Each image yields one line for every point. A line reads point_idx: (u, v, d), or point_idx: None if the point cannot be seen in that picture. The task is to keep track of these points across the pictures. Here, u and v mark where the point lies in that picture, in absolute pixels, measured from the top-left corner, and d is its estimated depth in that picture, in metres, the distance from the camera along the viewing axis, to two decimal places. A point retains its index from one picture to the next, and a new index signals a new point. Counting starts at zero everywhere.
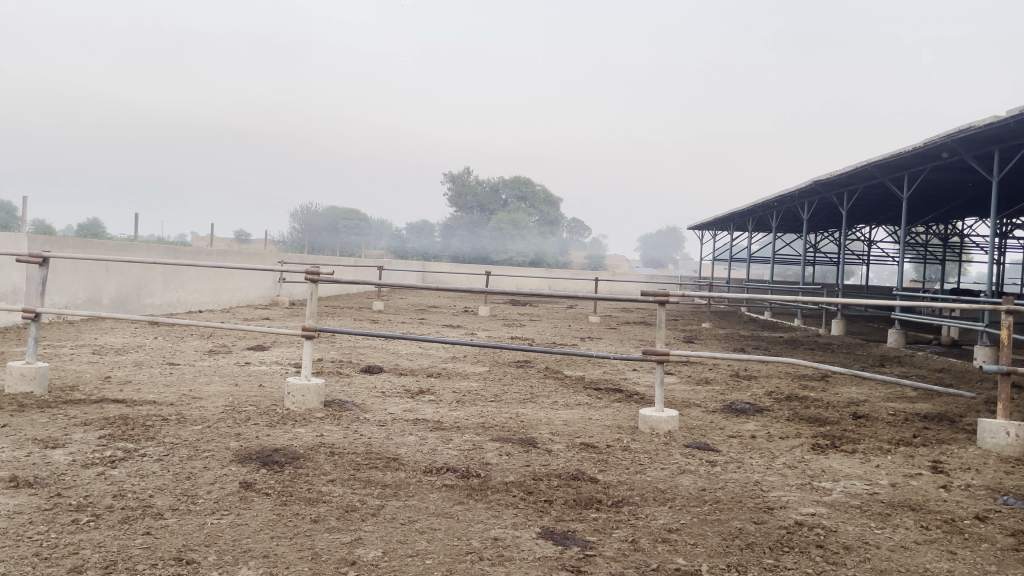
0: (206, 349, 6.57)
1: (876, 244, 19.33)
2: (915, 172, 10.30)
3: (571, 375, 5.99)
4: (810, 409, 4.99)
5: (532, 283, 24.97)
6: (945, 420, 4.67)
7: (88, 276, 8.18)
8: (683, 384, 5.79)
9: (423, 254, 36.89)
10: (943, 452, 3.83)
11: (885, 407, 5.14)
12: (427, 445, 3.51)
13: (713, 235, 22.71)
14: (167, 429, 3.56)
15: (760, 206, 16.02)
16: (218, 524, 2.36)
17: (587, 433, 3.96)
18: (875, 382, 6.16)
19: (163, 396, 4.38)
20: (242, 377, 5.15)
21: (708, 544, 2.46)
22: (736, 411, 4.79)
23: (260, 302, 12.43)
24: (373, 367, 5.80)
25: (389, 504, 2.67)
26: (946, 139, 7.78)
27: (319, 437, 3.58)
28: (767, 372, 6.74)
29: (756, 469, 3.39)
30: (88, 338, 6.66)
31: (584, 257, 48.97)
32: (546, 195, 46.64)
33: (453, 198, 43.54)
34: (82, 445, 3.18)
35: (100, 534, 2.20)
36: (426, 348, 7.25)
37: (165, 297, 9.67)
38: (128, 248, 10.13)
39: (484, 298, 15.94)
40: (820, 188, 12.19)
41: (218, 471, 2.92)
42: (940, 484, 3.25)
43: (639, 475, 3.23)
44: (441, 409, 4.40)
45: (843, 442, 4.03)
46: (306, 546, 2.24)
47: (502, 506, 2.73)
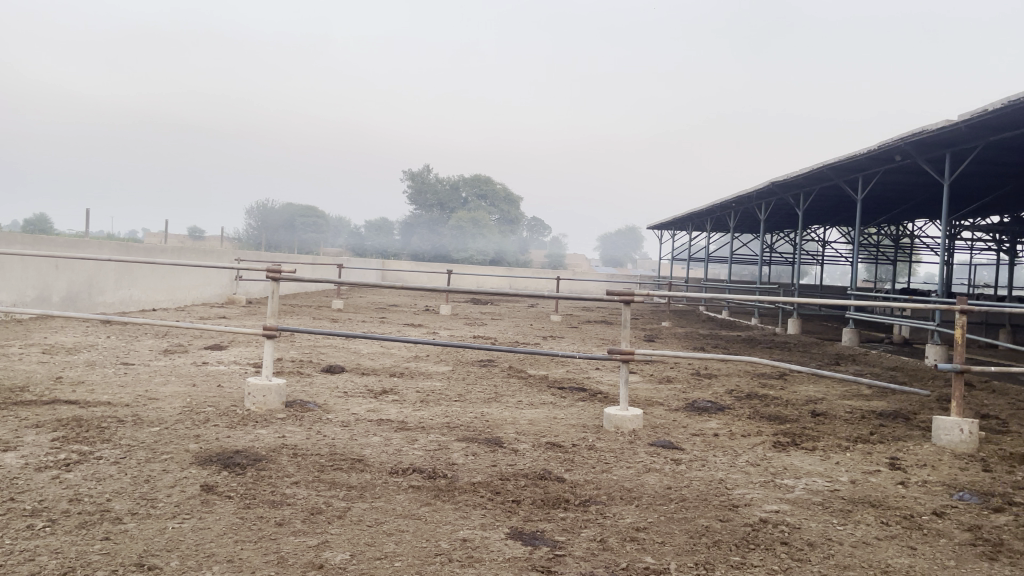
0: (161, 348, 6.43)
1: (830, 245, 19.71)
2: (869, 175, 10.52)
3: (535, 374, 5.99)
4: (770, 407, 5.06)
5: (493, 282, 24.96)
6: (901, 417, 4.78)
7: (37, 273, 7.94)
8: (645, 383, 5.84)
9: (382, 253, 36.63)
10: (900, 449, 3.92)
11: (842, 405, 5.24)
12: (392, 446, 3.47)
13: (672, 235, 22.94)
14: (123, 430, 3.47)
15: (718, 206, 16.21)
16: (180, 528, 2.30)
17: (552, 433, 3.96)
18: (832, 380, 6.28)
19: (118, 397, 4.27)
20: (200, 377, 5.05)
21: (675, 543, 2.47)
22: (698, 409, 4.84)
23: (216, 300, 12.21)
24: (335, 367, 5.73)
25: (355, 506, 2.64)
26: (900, 142, 7.95)
27: (281, 438, 3.52)
28: (727, 371, 6.82)
29: (720, 467, 3.43)
30: (38, 338, 6.47)
31: (543, 256, 49.14)
32: (506, 194, 46.67)
33: (413, 196, 43.31)
34: (35, 447, 3.09)
35: (56, 540, 2.13)
36: (388, 348, 7.19)
37: (117, 295, 9.44)
38: (79, 245, 9.86)
39: (445, 297, 15.89)
40: (778, 189, 12.38)
41: (178, 474, 2.85)
42: (898, 481, 3.32)
43: (605, 473, 3.24)
44: (405, 409, 4.36)
45: (803, 439, 4.09)
46: (271, 550, 2.19)
47: (470, 507, 2.72)
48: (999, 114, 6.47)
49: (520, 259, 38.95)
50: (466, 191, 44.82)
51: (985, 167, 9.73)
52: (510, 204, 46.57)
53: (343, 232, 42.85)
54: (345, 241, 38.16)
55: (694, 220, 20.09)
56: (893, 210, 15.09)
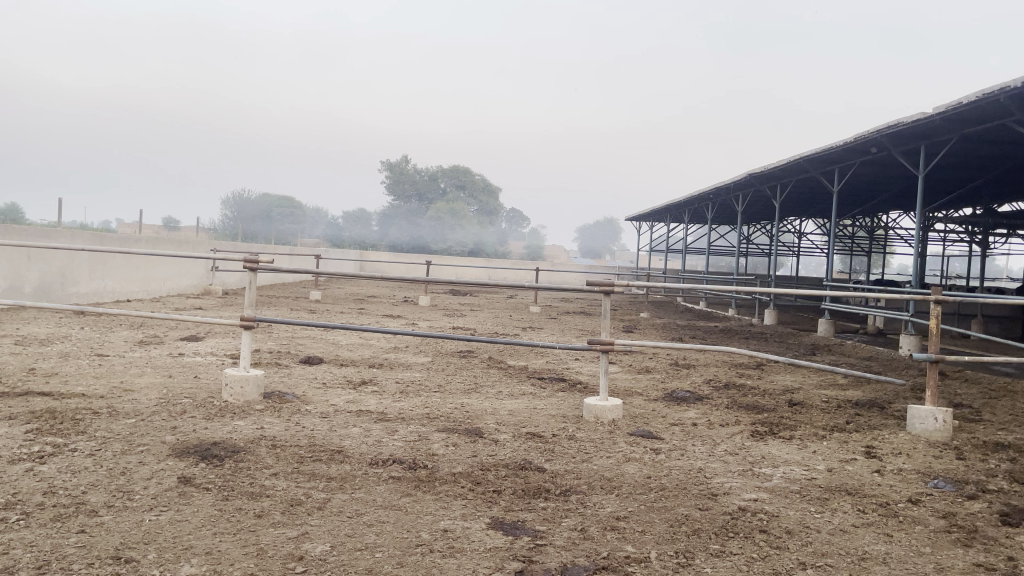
0: (136, 339, 6.35)
1: (806, 236, 19.89)
2: (844, 167, 10.61)
3: (514, 365, 5.99)
4: (748, 397, 5.11)
5: (472, 273, 24.93)
6: (876, 406, 4.84)
7: (8, 263, 7.81)
8: (624, 373, 5.86)
9: (360, 243, 36.45)
10: (875, 437, 3.97)
11: (818, 395, 5.29)
12: (372, 437, 3.46)
13: (650, 226, 23.02)
14: (98, 423, 3.42)
15: (697, 198, 16.28)
16: (157, 521, 2.28)
17: (533, 423, 3.97)
18: (808, 370, 6.34)
19: (92, 388, 4.22)
20: (176, 369, 5.00)
21: (655, 531, 2.49)
22: (677, 399, 4.87)
23: (192, 291, 12.09)
24: (314, 358, 5.69)
25: (335, 497, 2.62)
26: (876, 134, 8.03)
27: (259, 429, 3.49)
28: (705, 361, 6.86)
29: (699, 456, 3.45)
30: (9, 329, 6.36)
31: (522, 247, 49.13)
32: (485, 184, 46.58)
33: (391, 186, 43.10)
34: (7, 440, 3.04)
35: (30, 533, 2.10)
36: (367, 339, 7.16)
37: (91, 286, 9.32)
38: (51, 235, 9.71)
39: (424, 288, 15.86)
40: (755, 181, 12.46)
41: (154, 466, 2.82)
42: (874, 469, 3.36)
43: (586, 463, 3.25)
44: (385, 400, 4.35)
45: (781, 428, 4.13)
46: (251, 542, 2.17)
47: (450, 497, 2.71)
48: (974, 107, 6.55)
49: (499, 250, 38.95)
50: (445, 181, 44.67)
51: (959, 159, 9.85)
52: (488, 194, 46.49)
53: (320, 222, 42.56)
54: (322, 231, 37.92)
55: (673, 212, 20.18)
56: (868, 201, 15.25)
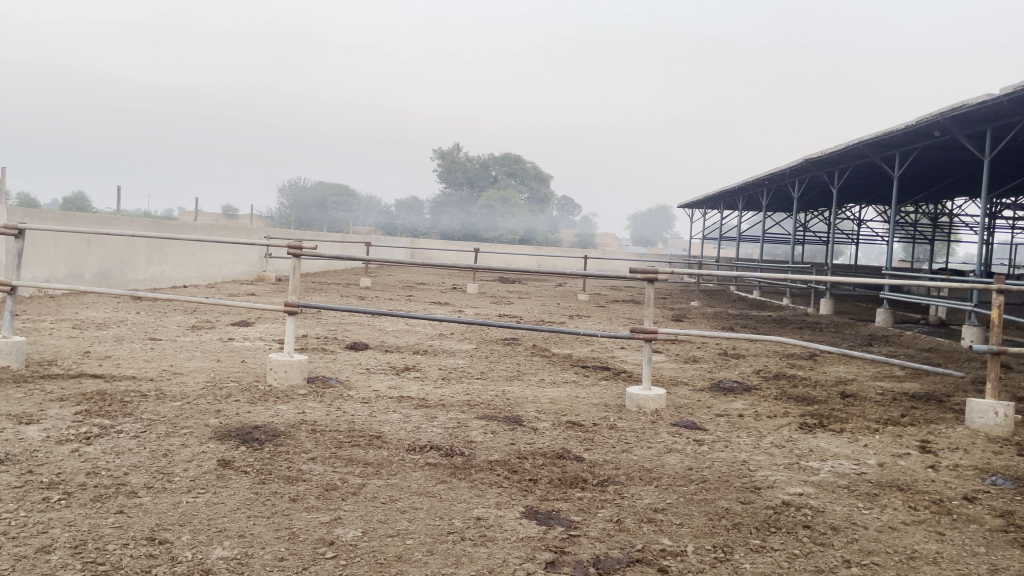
0: (189, 323, 6.49)
1: (865, 224, 19.31)
2: (906, 151, 10.23)
3: (559, 352, 5.94)
4: (798, 388, 4.97)
5: (522, 260, 24.91)
6: (933, 399, 4.66)
7: (69, 249, 8.05)
8: (671, 363, 5.76)
9: (411, 231, 36.79)
10: (931, 431, 3.81)
11: (872, 387, 5.12)
12: (411, 423, 3.46)
13: (703, 213, 22.65)
14: (145, 405, 3.49)
15: (751, 184, 15.92)
16: (194, 503, 2.30)
17: (574, 412, 3.92)
18: (863, 362, 6.16)
19: (142, 371, 4.32)
20: (224, 353, 5.08)
21: (694, 524, 2.42)
22: (724, 389, 4.77)
23: (246, 277, 12.32)
24: (359, 344, 5.73)
25: (370, 483, 2.62)
26: (939, 117, 7.72)
27: (301, 413, 3.52)
28: (755, 351, 6.71)
29: (743, 448, 3.36)
30: (69, 313, 6.56)
31: (573, 235, 48.92)
32: (536, 172, 46.41)
33: (443, 174, 43.27)
34: (57, 421, 3.11)
35: (70, 513, 2.14)
36: (413, 325, 7.18)
37: (149, 272, 9.56)
38: (111, 222, 9.98)
39: (473, 275, 15.90)
40: (811, 166, 12.12)
41: (196, 449, 2.86)
42: (928, 465, 3.22)
43: (625, 453, 3.19)
44: (426, 387, 4.35)
45: (831, 421, 4.00)
46: (284, 525, 2.18)
47: (485, 485, 2.69)
48: None
49: (550, 237, 38.85)
50: (496, 169, 44.67)
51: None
52: (539, 181, 46.34)
53: (373, 210, 43.03)
54: (375, 219, 38.31)
55: (726, 198, 19.82)
56: (931, 187, 14.74)
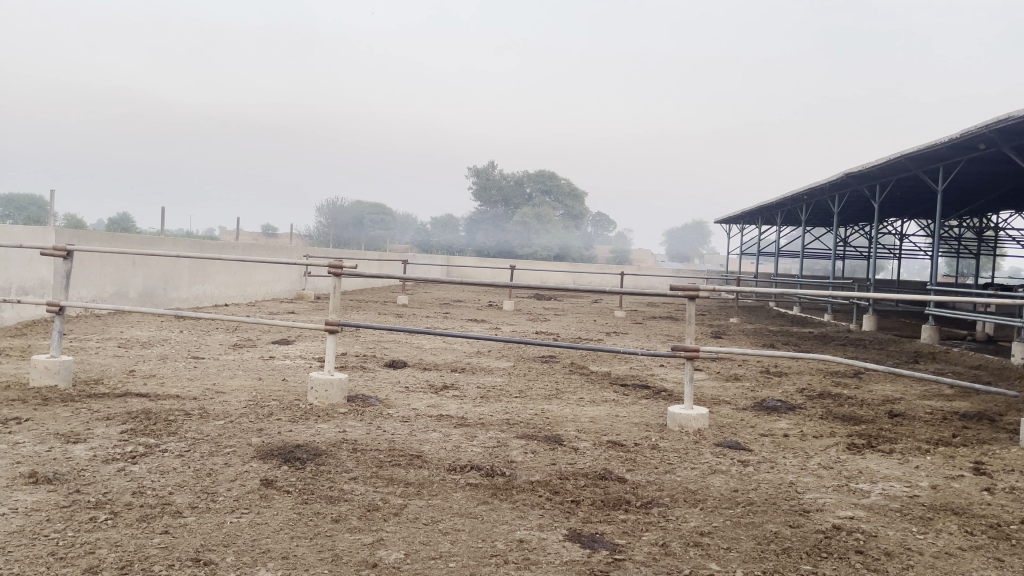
0: (230, 342, 6.56)
1: (908, 238, 18.92)
2: (950, 164, 10.02)
3: (597, 370, 5.89)
4: (844, 407, 4.86)
5: (558, 277, 24.85)
6: (985, 419, 4.52)
7: (115, 269, 8.22)
8: (712, 381, 5.68)
9: (447, 249, 37.01)
10: (985, 452, 3.69)
11: (921, 405, 4.99)
12: (451, 442, 3.44)
13: (741, 229, 22.40)
14: (189, 424, 3.52)
15: (789, 199, 15.71)
16: (238, 523, 2.31)
17: (615, 431, 3.87)
18: (910, 380, 6.01)
19: (186, 389, 4.37)
20: (265, 371, 5.13)
21: (742, 549, 2.36)
22: (767, 408, 4.68)
23: (285, 296, 12.46)
24: (397, 362, 5.74)
25: (411, 504, 2.60)
26: (985, 129, 7.55)
27: (342, 432, 3.53)
28: (798, 369, 6.59)
29: (790, 469, 3.29)
30: (114, 332, 6.68)
31: (609, 251, 48.64)
32: (571, 189, 46.39)
33: (478, 192, 43.44)
34: (104, 440, 3.15)
35: (117, 533, 2.16)
36: (451, 343, 7.18)
37: (191, 291, 9.72)
38: (155, 242, 10.18)
39: (508, 293, 15.91)
40: (852, 180, 11.93)
41: (239, 468, 2.87)
42: (983, 487, 3.12)
43: (668, 474, 3.13)
44: (465, 405, 4.33)
45: (880, 441, 3.90)
46: (326, 547, 2.18)
47: (527, 506, 2.66)
48: None
49: (584, 253, 38.77)
50: (531, 186, 44.74)
51: None
52: (574, 198, 46.29)
53: (409, 228, 43.40)
54: (411, 237, 38.56)
55: (764, 213, 19.59)
56: (976, 200, 14.41)
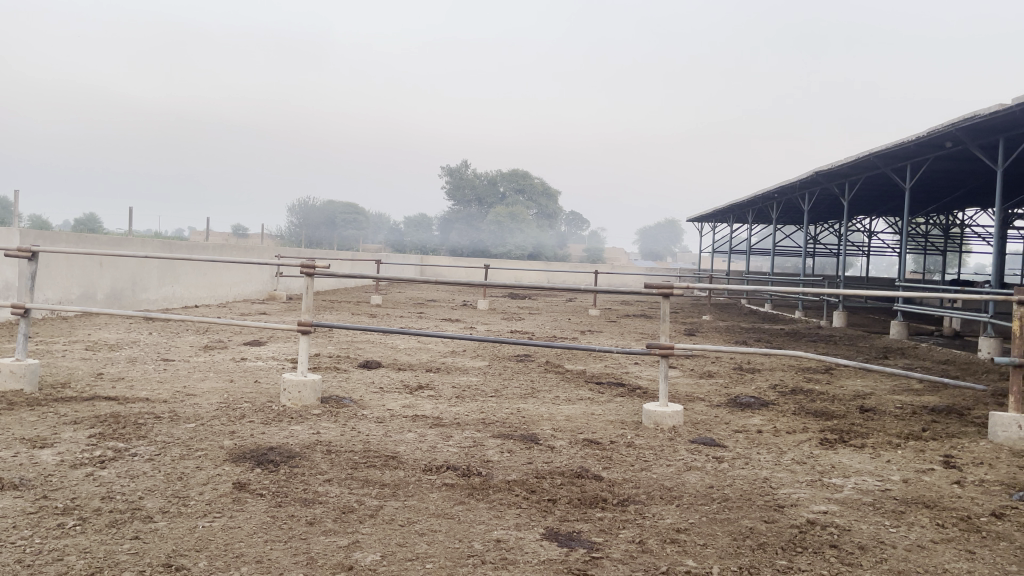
0: (201, 344, 6.48)
1: (876, 235, 19.16)
2: (918, 162, 10.16)
3: (573, 369, 5.91)
4: (816, 403, 4.91)
5: (532, 276, 24.85)
6: (954, 413, 4.59)
7: (82, 271, 8.07)
8: (687, 378, 5.71)
9: (421, 248, 36.91)
10: (954, 446, 3.75)
11: (891, 400, 5.06)
12: (427, 443, 3.42)
13: (713, 227, 22.57)
14: (159, 427, 3.46)
15: (761, 197, 15.85)
16: (210, 527, 2.27)
17: (590, 429, 3.87)
18: (881, 375, 6.10)
19: (156, 392, 4.30)
20: (237, 373, 5.07)
21: (718, 545, 2.37)
22: (741, 405, 4.71)
23: (256, 297, 12.34)
24: (372, 362, 5.70)
25: (387, 505, 2.58)
26: (951, 127, 7.67)
27: (316, 434, 3.49)
28: (770, 365, 6.65)
29: (764, 465, 3.31)
30: (82, 334, 6.56)
31: (583, 250, 48.77)
32: (545, 188, 46.47)
33: (451, 191, 43.33)
34: (71, 444, 3.09)
35: (85, 539, 2.11)
36: (425, 343, 7.15)
37: (160, 292, 9.58)
38: (123, 243, 10.01)
39: (482, 292, 15.91)
40: (822, 178, 12.06)
41: (211, 471, 2.83)
42: (953, 480, 3.16)
43: (644, 472, 3.14)
44: (440, 405, 4.31)
45: (852, 436, 3.95)
46: (301, 550, 2.15)
47: (504, 506, 2.65)
48: None
49: (559, 252, 38.87)
50: (504, 185, 44.74)
51: None
52: (548, 198, 46.36)
53: (382, 228, 43.23)
54: (384, 237, 38.37)
55: (736, 211, 19.75)
56: (943, 197, 14.66)
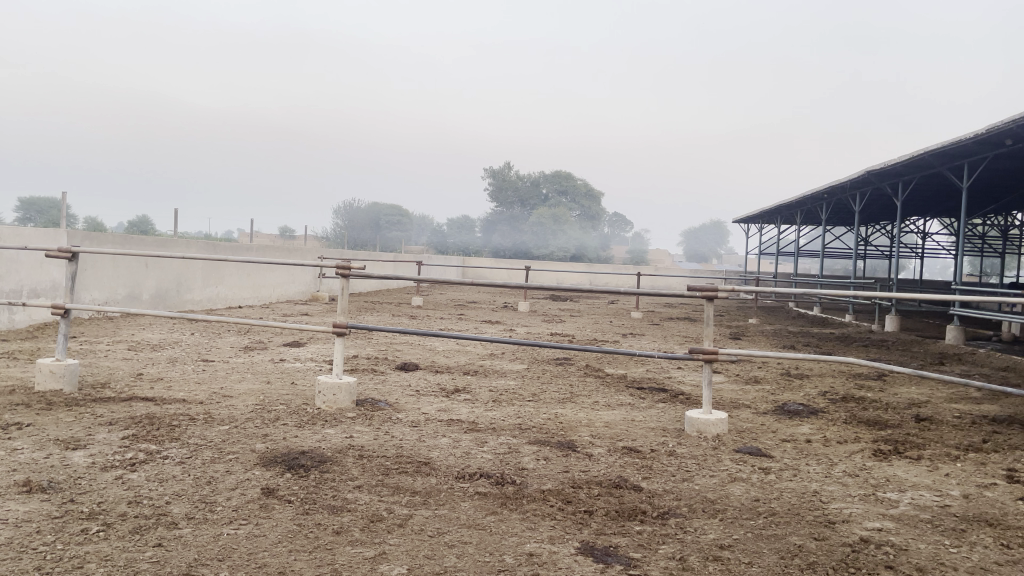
0: (241, 344, 6.51)
1: (931, 236, 18.54)
2: (976, 161, 9.76)
3: (613, 373, 5.77)
4: (868, 411, 4.70)
5: (576, 277, 24.63)
6: (1016, 423, 4.35)
7: (128, 272, 8.20)
8: (731, 384, 5.55)
9: (464, 250, 36.87)
10: (1018, 460, 3.53)
11: (948, 409, 4.83)
12: (461, 448, 3.33)
13: (760, 228, 22.11)
14: (192, 429, 3.44)
15: (809, 197, 15.48)
16: (234, 535, 2.21)
17: (630, 436, 3.75)
18: (937, 383, 5.83)
19: (193, 393, 4.29)
20: (274, 374, 5.05)
21: (764, 563, 2.24)
22: (789, 413, 4.52)
23: (299, 298, 12.44)
24: (409, 364, 5.64)
25: (417, 514, 2.50)
26: (1010, 124, 7.32)
27: (348, 438, 3.43)
28: (820, 371, 6.43)
29: (813, 477, 3.15)
30: (125, 334, 6.64)
31: (627, 251, 48.27)
32: (588, 189, 46.19)
33: (494, 193, 43.30)
34: (104, 446, 3.07)
35: (108, 546, 2.07)
36: (463, 344, 7.07)
37: (205, 293, 9.69)
38: (169, 243, 10.15)
39: (524, 294, 15.83)
40: (874, 177, 11.68)
41: (241, 476, 2.78)
42: (1016, 496, 2.97)
43: (686, 483, 3.01)
44: (477, 409, 4.22)
45: (907, 447, 3.75)
46: (326, 562, 2.07)
47: (538, 517, 2.54)
48: None
49: (603, 254, 38.59)
50: (548, 187, 44.59)
51: None
52: (590, 199, 46.02)
53: (426, 231, 43.44)
54: (427, 239, 38.42)
55: (784, 213, 19.27)
56: (1000, 197, 14.13)
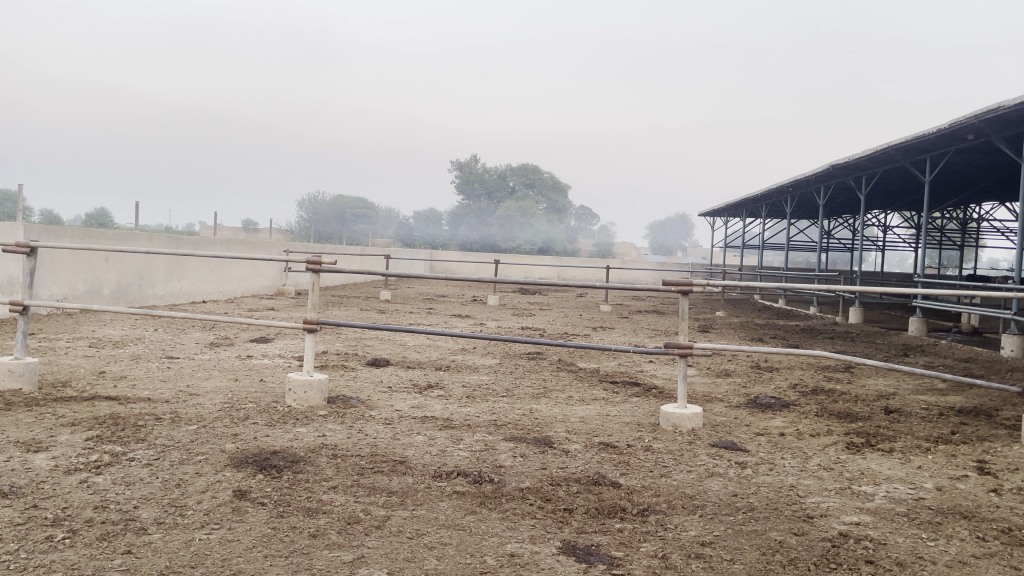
0: (206, 340, 6.37)
1: (892, 230, 18.86)
2: (938, 155, 9.93)
3: (585, 367, 5.76)
4: (838, 403, 4.75)
5: (544, 271, 24.64)
6: (982, 414, 4.42)
7: (87, 266, 7.99)
8: (703, 377, 5.57)
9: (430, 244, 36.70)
10: (986, 451, 3.58)
11: (916, 401, 4.90)
12: (436, 446, 3.29)
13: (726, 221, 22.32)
14: (160, 429, 3.34)
15: (774, 191, 15.63)
16: (207, 540, 2.14)
17: (606, 432, 3.73)
18: (903, 374, 5.92)
19: (158, 392, 4.18)
20: (242, 371, 4.95)
21: (746, 560, 2.23)
22: (762, 406, 4.55)
23: (264, 292, 12.26)
24: (380, 360, 5.57)
25: (395, 515, 2.44)
26: (974, 118, 7.43)
27: (321, 437, 3.36)
28: (789, 364, 6.49)
29: (790, 471, 3.16)
30: (86, 330, 6.46)
31: (593, 244, 48.48)
32: (555, 182, 46.27)
33: (460, 186, 43.13)
34: (67, 448, 2.97)
35: (74, 554, 1.99)
36: (434, 339, 7.00)
37: (168, 287, 9.50)
38: (130, 237, 9.92)
39: (493, 288, 15.78)
40: (838, 171, 11.83)
41: (211, 478, 2.70)
42: (988, 488, 3.00)
43: (664, 478, 3.00)
44: (450, 406, 4.17)
45: (879, 439, 3.78)
46: (303, 567, 2.01)
47: (518, 516, 2.51)
48: None
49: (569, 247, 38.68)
50: (514, 180, 44.54)
51: None
52: (557, 192, 46.14)
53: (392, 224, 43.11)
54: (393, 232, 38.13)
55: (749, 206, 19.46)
56: (959, 190, 14.40)
